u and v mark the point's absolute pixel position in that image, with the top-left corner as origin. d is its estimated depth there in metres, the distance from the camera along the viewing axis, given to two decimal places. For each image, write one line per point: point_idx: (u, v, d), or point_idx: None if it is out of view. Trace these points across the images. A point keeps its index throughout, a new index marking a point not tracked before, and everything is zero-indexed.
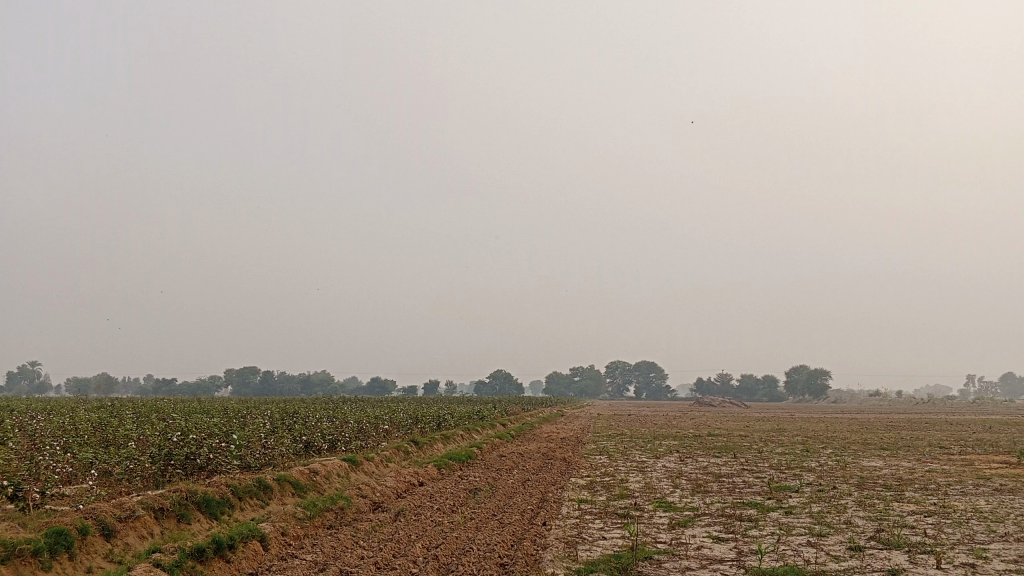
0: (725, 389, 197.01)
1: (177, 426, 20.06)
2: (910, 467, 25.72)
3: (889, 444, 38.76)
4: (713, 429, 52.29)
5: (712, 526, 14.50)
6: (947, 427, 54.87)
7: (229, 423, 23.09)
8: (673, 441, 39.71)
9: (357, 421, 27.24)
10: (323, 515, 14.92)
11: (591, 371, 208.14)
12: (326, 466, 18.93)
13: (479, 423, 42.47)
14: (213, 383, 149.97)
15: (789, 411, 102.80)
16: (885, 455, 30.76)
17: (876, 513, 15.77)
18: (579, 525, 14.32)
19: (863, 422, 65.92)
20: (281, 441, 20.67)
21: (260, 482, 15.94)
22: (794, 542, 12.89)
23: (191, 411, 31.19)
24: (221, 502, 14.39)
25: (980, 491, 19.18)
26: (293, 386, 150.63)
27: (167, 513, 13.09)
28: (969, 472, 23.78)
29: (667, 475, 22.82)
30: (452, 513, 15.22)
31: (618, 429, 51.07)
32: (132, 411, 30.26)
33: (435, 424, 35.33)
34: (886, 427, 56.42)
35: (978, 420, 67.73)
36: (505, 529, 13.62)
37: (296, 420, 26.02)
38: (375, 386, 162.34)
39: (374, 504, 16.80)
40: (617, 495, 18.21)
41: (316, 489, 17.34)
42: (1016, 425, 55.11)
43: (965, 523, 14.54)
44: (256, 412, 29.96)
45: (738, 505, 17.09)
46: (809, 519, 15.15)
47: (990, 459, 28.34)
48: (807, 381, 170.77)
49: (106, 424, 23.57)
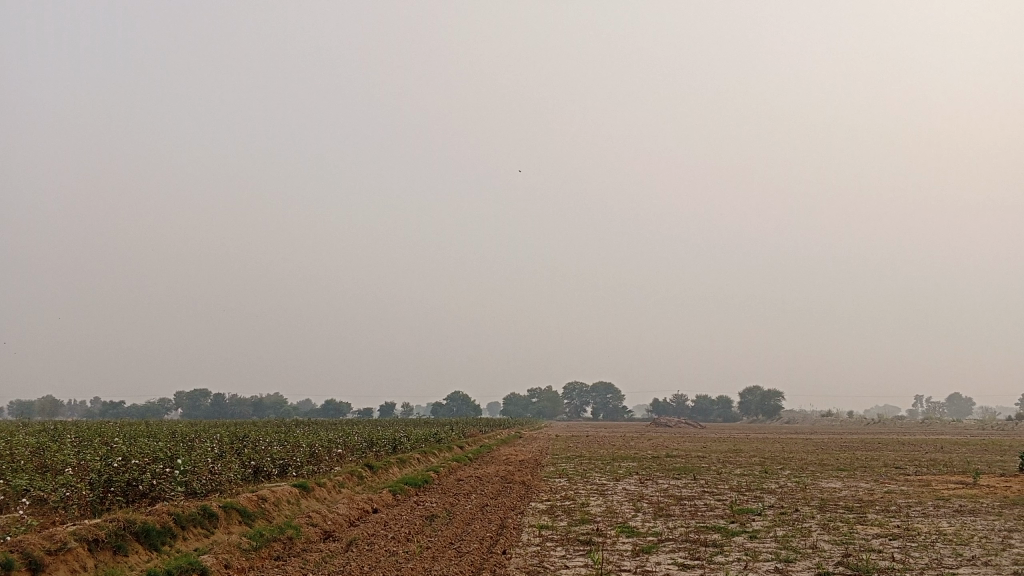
0: (680, 410, 198.91)
1: (118, 450, 19.12)
2: (869, 487, 25.72)
3: (845, 465, 38.86)
4: (671, 450, 52.24)
5: (677, 551, 14.11)
6: (900, 447, 55.59)
7: (176, 447, 22.19)
8: (631, 462, 39.42)
9: (309, 444, 26.37)
10: (270, 546, 14.17)
11: (548, 393, 208.23)
12: (276, 492, 18.14)
13: (435, 445, 41.77)
14: (163, 406, 146.51)
15: (744, 432, 103.26)
16: (843, 477, 30.77)
17: (841, 536, 15.51)
18: (541, 553, 13.81)
19: (816, 442, 66.77)
20: (229, 466, 19.84)
21: (204, 509, 15.14)
22: (761, 568, 12.51)
23: (136, 435, 30.09)
24: (162, 532, 13.58)
25: (941, 513, 19.12)
26: (245, 409, 147.54)
27: (103, 545, 12.26)
28: (927, 493, 23.77)
29: (627, 498, 22.42)
30: (407, 542, 14.58)
31: (576, 450, 50.74)
32: (75, 434, 29.06)
33: (391, 447, 34.58)
34: (838, 447, 56.92)
35: (924, 439, 69.00)
36: (463, 558, 13.06)
37: (246, 443, 25.13)
38: (330, 408, 159.89)
39: (325, 532, 16.09)
40: (579, 520, 17.75)
41: (265, 518, 16.58)
42: (966, 444, 56.26)
43: (931, 546, 14.34)
44: (204, 436, 28.97)
45: (702, 529, 16.73)
46: (774, 544, 14.78)
47: (946, 479, 28.58)
48: (760, 402, 172.76)
49: (45, 448, 22.51)
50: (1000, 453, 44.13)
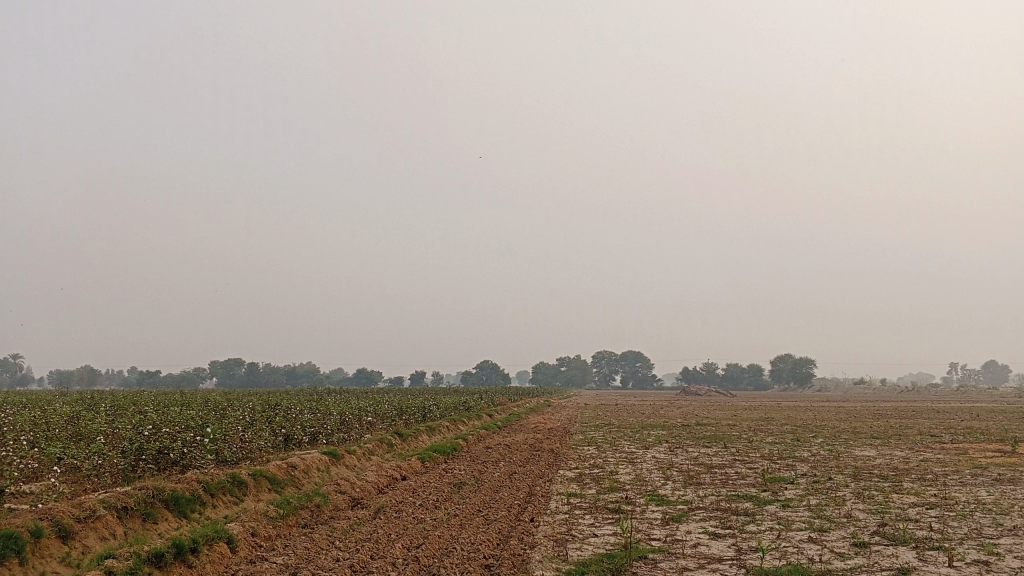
0: (710, 378, 198.42)
1: (151, 418, 19.22)
2: (904, 455, 25.31)
3: (878, 433, 38.28)
4: (701, 418, 52.03)
5: (708, 520, 13.88)
6: (936, 415, 54.76)
7: (208, 415, 22.38)
8: (661, 431, 39.23)
9: (340, 412, 26.47)
10: (297, 514, 14.16)
11: (578, 362, 208.58)
12: (306, 459, 18.18)
13: (465, 413, 41.88)
14: (197, 375, 148.77)
15: (777, 400, 102.23)
16: (877, 445, 30.36)
17: (876, 505, 15.19)
18: (569, 521, 13.63)
19: (849, 409, 66.15)
20: (259, 434, 19.92)
21: (234, 477, 15.19)
22: (795, 538, 12.23)
23: (170, 403, 30.38)
24: (192, 499, 13.64)
25: (980, 481, 18.70)
26: (278, 377, 149.56)
27: (132, 512, 12.31)
28: (964, 461, 23.26)
29: (657, 466, 22.28)
30: (435, 509, 14.49)
31: (606, 418, 50.72)
32: (111, 403, 29.35)
33: (421, 415, 34.64)
34: (871, 414, 56.00)
35: (962, 407, 67.83)
36: (491, 526, 12.92)
37: (278, 412, 25.29)
38: (362, 377, 161.44)
39: (353, 500, 16.09)
40: (608, 488, 17.61)
41: (294, 485, 16.63)
42: (1003, 411, 55.43)
43: (971, 515, 13.98)
44: (237, 404, 29.20)
45: (733, 498, 16.50)
46: (807, 513, 14.47)
47: (983, 447, 28.06)
48: (791, 370, 171.42)
49: (80, 416, 22.75)
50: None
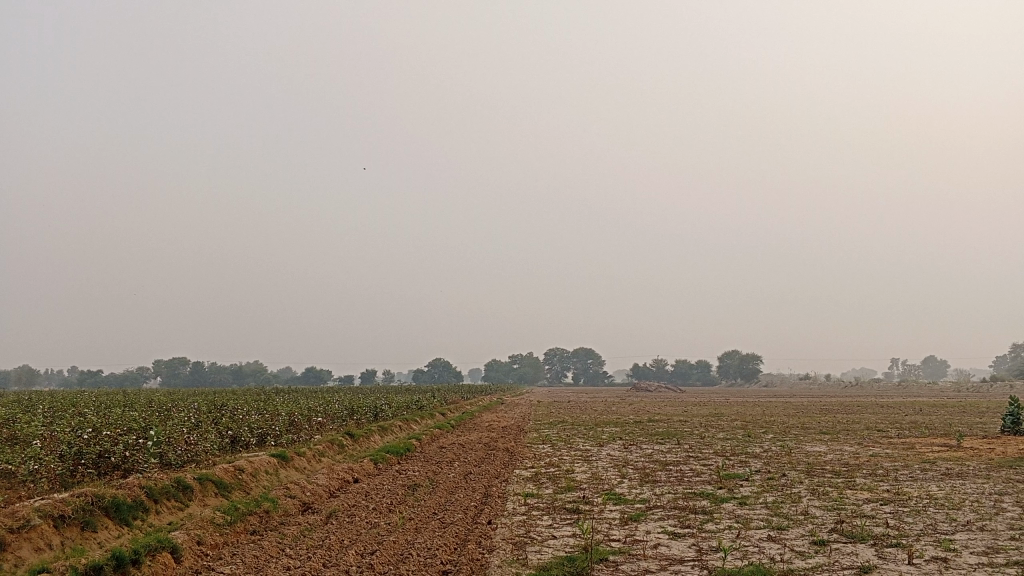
0: (661, 375, 200.90)
1: (91, 420, 18.46)
2: (854, 451, 25.66)
3: (827, 428, 38.83)
4: (653, 415, 52.37)
5: (666, 519, 13.77)
6: (880, 410, 55.80)
7: (151, 416, 21.66)
8: (615, 427, 39.30)
9: (289, 413, 25.82)
10: (245, 520, 13.64)
11: (530, 359, 209.10)
12: (253, 462, 17.61)
13: (417, 412, 41.40)
14: (141, 375, 145.25)
15: (726, 395, 103.96)
16: (827, 440, 30.77)
17: (832, 502, 15.25)
18: (527, 523, 13.38)
19: (797, 405, 67.27)
20: (205, 436, 19.27)
21: (179, 481, 14.63)
22: (754, 536, 12.16)
23: (113, 404, 29.49)
24: (134, 506, 13.05)
25: (930, 476, 18.97)
26: (226, 377, 147.01)
27: (69, 521, 11.69)
28: (913, 456, 23.63)
29: (613, 463, 22.21)
30: (389, 514, 14.10)
31: (559, 415, 50.67)
32: (49, 405, 28.18)
33: (373, 415, 34.10)
34: (818, 410, 56.90)
35: (904, 403, 69.35)
36: (447, 530, 12.62)
37: (225, 412, 24.57)
38: (312, 376, 159.42)
39: (304, 505, 15.61)
40: (565, 488, 17.43)
41: (242, 489, 16.10)
42: (944, 407, 56.87)
43: (924, 511, 14.08)
44: (182, 404, 28.39)
45: (690, 496, 16.43)
46: (765, 511, 14.44)
47: (930, 442, 28.59)
48: (739, 367, 174.38)
49: (15, 419, 21.81)
50: (979, 416, 44.29)
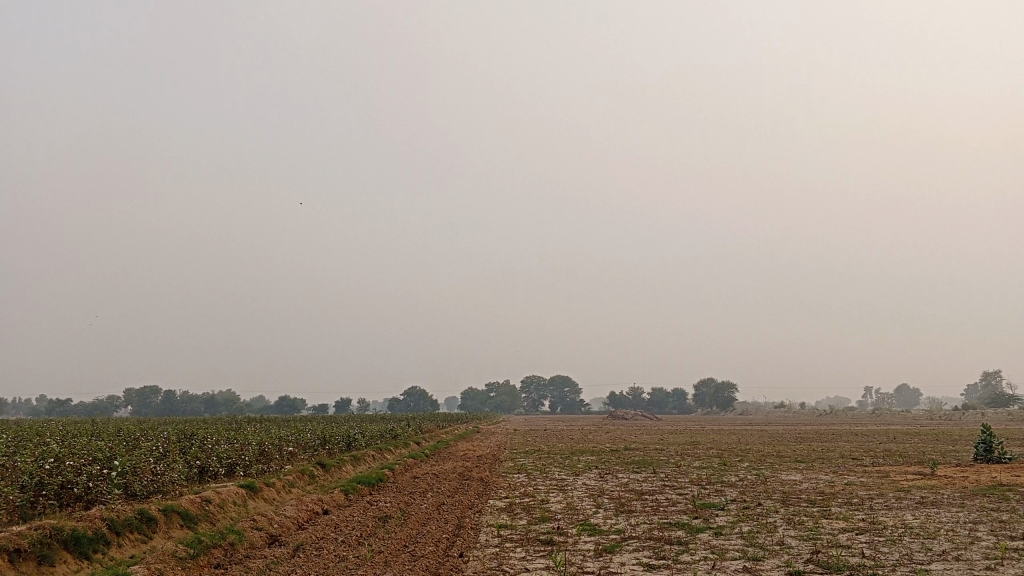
0: (637, 403, 201.02)
1: (54, 450, 18.00)
2: (828, 479, 25.66)
3: (802, 456, 38.89)
4: (629, 443, 52.27)
5: (641, 551, 13.57)
6: (854, 437, 56.01)
7: (116, 445, 21.20)
8: (591, 456, 39.08)
9: (259, 443, 25.39)
10: (209, 553, 13.27)
11: (507, 388, 208.41)
12: (221, 493, 17.23)
13: (391, 441, 40.95)
14: (112, 404, 142.96)
15: (702, 422, 104.14)
16: (801, 468, 30.80)
17: (808, 531, 15.15)
18: (500, 555, 13.13)
19: (771, 433, 67.38)
20: (172, 466, 18.85)
21: (143, 513, 14.24)
22: (729, 568, 12.00)
23: (78, 433, 28.84)
24: (94, 539, 12.65)
25: (904, 505, 18.96)
26: (198, 406, 145.05)
27: (26, 555, 11.27)
28: (887, 484, 23.63)
29: (587, 493, 22.00)
30: (358, 546, 13.80)
31: (536, 443, 50.36)
32: (13, 434, 27.57)
33: (345, 444, 33.65)
34: (793, 438, 57.03)
35: (877, 429, 69.77)
36: (417, 563, 12.33)
37: (194, 441, 24.10)
38: (286, 404, 157.72)
39: (271, 537, 15.24)
40: (539, 518, 17.20)
41: (208, 520, 15.72)
42: (916, 434, 57.35)
43: (900, 540, 14.01)
44: (150, 434, 27.86)
45: (665, 526, 16.25)
46: (741, 541, 14.31)
47: (904, 469, 28.65)
48: (714, 395, 174.95)
49: None
50: (951, 443, 44.60)
